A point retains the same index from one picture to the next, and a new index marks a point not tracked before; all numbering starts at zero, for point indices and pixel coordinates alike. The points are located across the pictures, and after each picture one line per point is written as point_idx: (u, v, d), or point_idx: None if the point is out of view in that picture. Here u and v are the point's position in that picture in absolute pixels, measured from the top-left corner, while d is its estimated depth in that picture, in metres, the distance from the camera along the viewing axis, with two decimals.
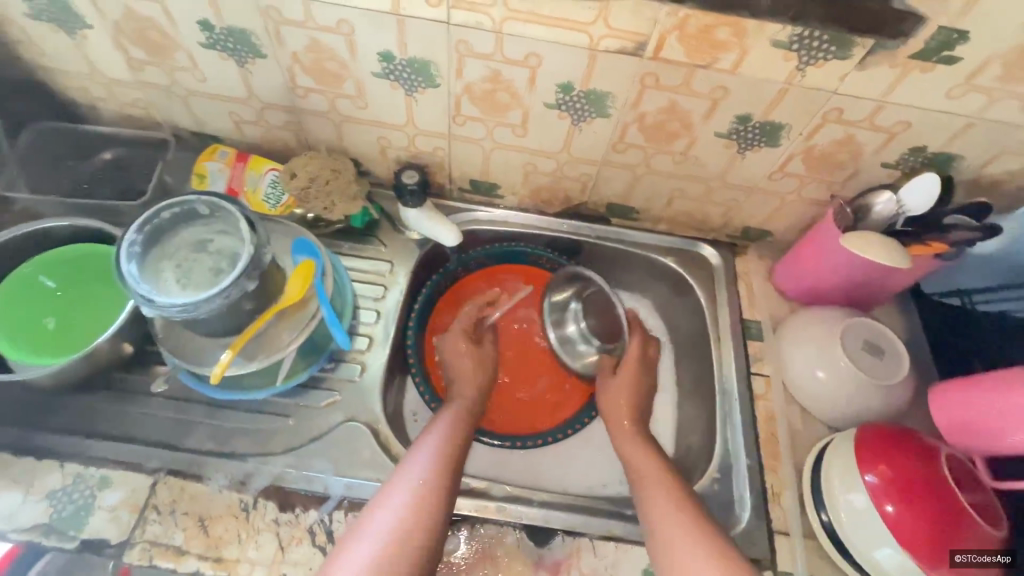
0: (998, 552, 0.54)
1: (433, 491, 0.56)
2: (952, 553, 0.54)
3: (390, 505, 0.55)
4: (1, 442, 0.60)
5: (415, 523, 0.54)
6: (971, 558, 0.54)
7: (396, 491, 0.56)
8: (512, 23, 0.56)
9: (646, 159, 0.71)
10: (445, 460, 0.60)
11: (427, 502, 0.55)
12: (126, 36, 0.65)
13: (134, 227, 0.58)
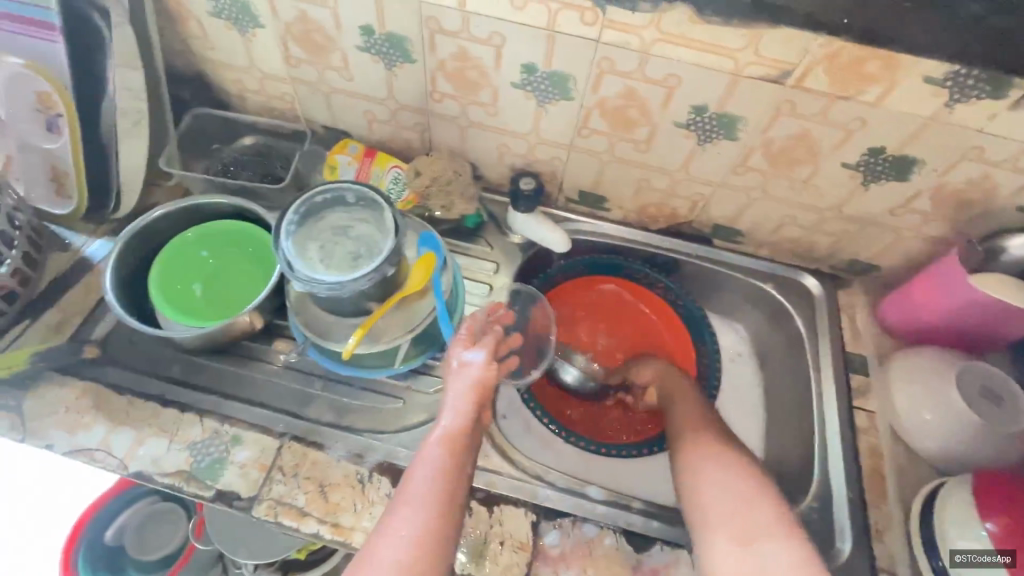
0: None
1: (434, 522, 0.51)
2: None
3: (393, 534, 0.50)
4: (150, 392, 0.66)
5: (423, 553, 0.49)
6: None
7: (399, 518, 0.51)
8: (660, 45, 0.59)
9: (764, 183, 0.72)
10: (446, 484, 0.54)
11: (428, 535, 0.50)
12: (292, 36, 0.72)
13: (292, 208, 0.64)
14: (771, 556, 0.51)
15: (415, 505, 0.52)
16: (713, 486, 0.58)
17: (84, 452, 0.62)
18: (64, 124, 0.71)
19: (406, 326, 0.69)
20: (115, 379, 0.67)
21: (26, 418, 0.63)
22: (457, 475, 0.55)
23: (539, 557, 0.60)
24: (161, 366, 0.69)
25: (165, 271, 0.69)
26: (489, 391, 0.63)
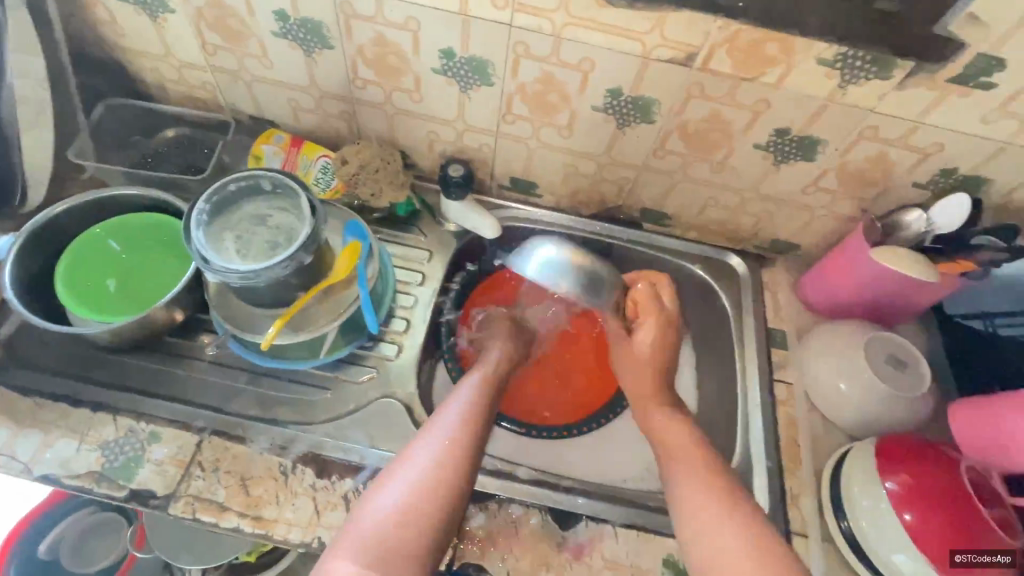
0: (999, 552, 0.55)
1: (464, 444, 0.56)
2: (951, 552, 0.56)
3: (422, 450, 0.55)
4: (60, 392, 0.64)
5: (445, 469, 0.54)
6: (972, 558, 0.55)
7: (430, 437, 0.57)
8: (571, 29, 0.60)
9: (685, 166, 0.74)
10: (475, 417, 0.60)
11: (455, 454, 0.55)
12: (205, 21, 0.69)
13: (203, 197, 0.62)
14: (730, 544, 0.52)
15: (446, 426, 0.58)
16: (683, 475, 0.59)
17: None
18: None
19: (331, 315, 0.68)
20: (23, 381, 0.64)
21: None
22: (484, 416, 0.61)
23: (465, 538, 0.60)
24: (72, 366, 0.67)
25: (74, 267, 0.66)
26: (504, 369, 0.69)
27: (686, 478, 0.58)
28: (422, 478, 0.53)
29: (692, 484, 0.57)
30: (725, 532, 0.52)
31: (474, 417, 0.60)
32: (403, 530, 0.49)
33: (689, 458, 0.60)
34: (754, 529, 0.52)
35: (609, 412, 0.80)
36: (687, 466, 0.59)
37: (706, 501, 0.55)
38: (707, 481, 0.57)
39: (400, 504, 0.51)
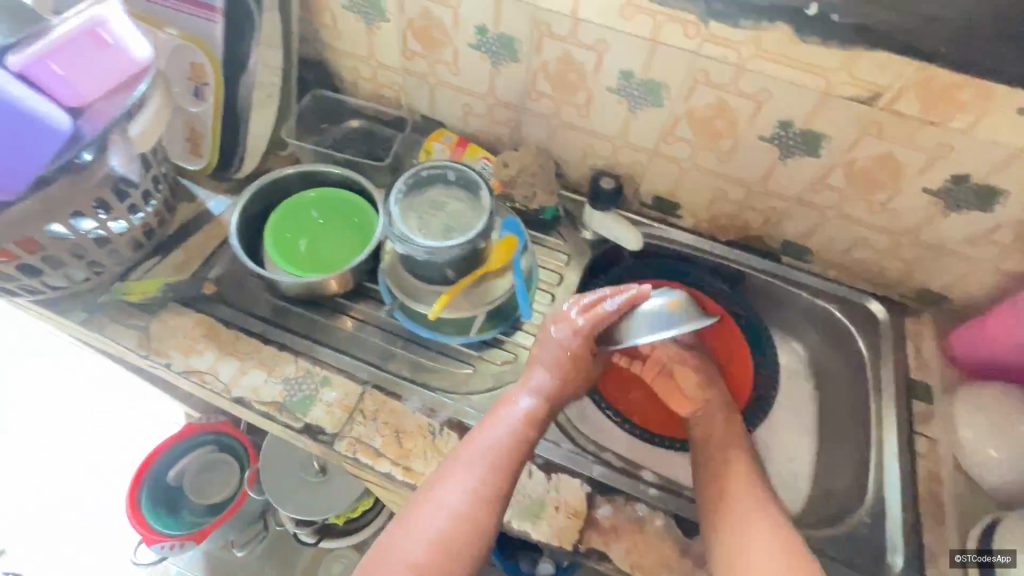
0: (998, 553, 0.61)
1: (488, 493, 0.57)
2: (951, 552, 0.65)
3: (453, 488, 0.56)
4: (254, 329, 0.75)
5: (468, 518, 0.55)
6: (970, 557, 0.63)
7: (459, 477, 0.57)
8: (756, 61, 0.63)
9: (841, 202, 0.74)
10: (523, 434, 0.61)
11: (480, 502, 0.56)
12: (412, 31, 0.80)
13: (402, 178, 0.72)
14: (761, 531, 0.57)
15: (473, 466, 0.58)
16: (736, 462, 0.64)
17: (196, 373, 0.70)
18: (209, 91, 0.82)
19: (484, 298, 0.74)
20: (225, 314, 0.75)
21: (152, 338, 0.72)
22: (533, 429, 0.62)
23: (591, 525, 0.63)
24: (263, 310, 0.78)
25: (278, 224, 0.77)
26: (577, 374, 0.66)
27: (735, 461, 0.64)
28: (467, 498, 0.56)
29: (748, 513, 0.58)
30: (782, 553, 0.55)
31: (507, 458, 0.59)
32: (450, 548, 0.54)
33: (740, 447, 0.66)
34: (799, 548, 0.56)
35: None
36: (749, 495, 0.60)
37: (756, 533, 0.57)
38: (767, 519, 0.58)
39: (445, 527, 0.54)
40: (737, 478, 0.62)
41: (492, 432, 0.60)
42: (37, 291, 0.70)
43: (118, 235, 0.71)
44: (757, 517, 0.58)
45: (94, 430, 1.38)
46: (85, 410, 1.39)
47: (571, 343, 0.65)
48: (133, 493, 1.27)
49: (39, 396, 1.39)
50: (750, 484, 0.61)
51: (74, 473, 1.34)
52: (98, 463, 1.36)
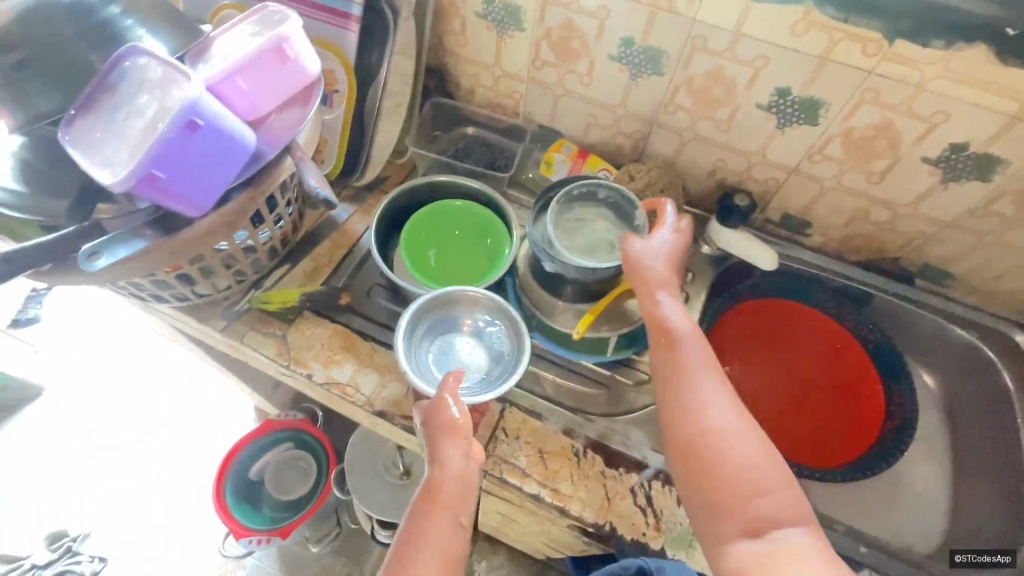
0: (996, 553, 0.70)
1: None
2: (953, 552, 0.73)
3: None
4: (388, 342, 0.74)
5: None
6: (972, 558, 0.71)
7: None
8: (940, 82, 0.60)
9: (1002, 229, 0.71)
10: (441, 528, 0.55)
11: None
12: (548, 41, 0.78)
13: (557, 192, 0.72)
14: (759, 481, 0.51)
15: None
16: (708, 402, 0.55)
17: (338, 385, 0.70)
18: (339, 98, 0.82)
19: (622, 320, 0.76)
20: (360, 324, 0.75)
21: (291, 347, 0.73)
22: (459, 514, 0.56)
23: None
24: (391, 320, 0.77)
25: (412, 234, 0.77)
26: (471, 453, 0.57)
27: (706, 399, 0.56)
28: None
29: (698, 383, 0.56)
30: (778, 473, 0.52)
31: (431, 558, 0.53)
32: None
33: (709, 378, 0.57)
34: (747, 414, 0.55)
35: (869, 467, 0.78)
36: (703, 363, 0.58)
37: (708, 400, 0.55)
38: (715, 384, 0.56)
39: None
40: (715, 391, 0.56)
41: (414, 535, 0.55)
42: (185, 297, 0.71)
43: (263, 244, 0.72)
44: (709, 388, 0.56)
45: (178, 421, 1.43)
46: (168, 401, 1.45)
47: (453, 427, 0.56)
48: (219, 482, 1.28)
49: (125, 386, 1.44)
50: (695, 347, 0.58)
51: (158, 463, 1.39)
52: (182, 454, 1.41)
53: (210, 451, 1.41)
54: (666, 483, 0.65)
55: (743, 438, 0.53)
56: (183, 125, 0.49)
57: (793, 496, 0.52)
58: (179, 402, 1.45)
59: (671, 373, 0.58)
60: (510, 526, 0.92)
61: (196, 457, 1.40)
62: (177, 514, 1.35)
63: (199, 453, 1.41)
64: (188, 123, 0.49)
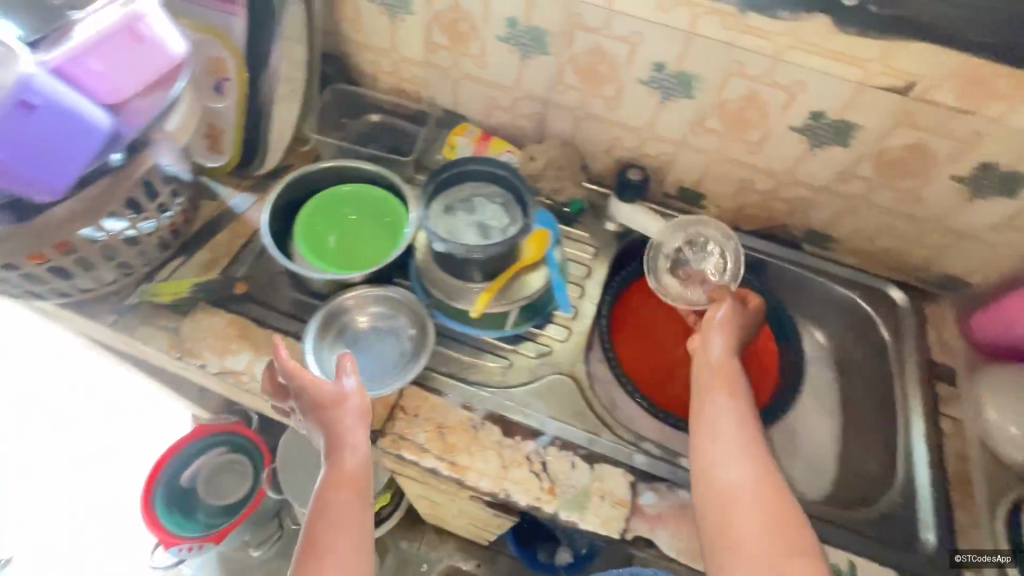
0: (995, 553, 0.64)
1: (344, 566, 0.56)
2: (952, 553, 0.65)
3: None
4: (289, 328, 0.73)
5: None
6: (971, 558, 0.65)
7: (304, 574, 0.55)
8: (793, 52, 0.64)
9: (868, 191, 0.76)
10: (351, 492, 0.58)
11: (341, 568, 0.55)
12: (439, 23, 0.79)
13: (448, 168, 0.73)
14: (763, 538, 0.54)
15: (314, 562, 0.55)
16: (732, 457, 0.59)
17: (233, 374, 0.69)
18: (231, 87, 0.80)
19: (521, 293, 0.75)
20: (257, 313, 0.74)
21: (185, 339, 0.71)
22: (356, 487, 0.59)
23: (636, 512, 0.64)
24: (291, 306, 0.76)
25: (308, 221, 0.77)
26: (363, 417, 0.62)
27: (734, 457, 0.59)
28: None
29: (731, 434, 0.61)
30: (791, 531, 0.55)
31: (350, 532, 0.57)
32: None
33: (742, 438, 0.61)
34: (770, 474, 0.58)
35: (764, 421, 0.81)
36: (739, 421, 0.62)
37: (740, 452, 0.60)
38: (747, 440, 0.61)
39: None
40: (741, 444, 0.60)
41: (326, 517, 0.57)
42: (66, 293, 0.69)
43: (146, 234, 0.69)
44: (741, 441, 0.60)
45: (101, 436, 1.35)
46: (90, 414, 1.37)
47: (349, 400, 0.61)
48: (148, 495, 1.25)
49: (47, 404, 1.35)
50: (738, 405, 0.63)
51: (81, 480, 1.32)
52: (107, 469, 1.33)
53: (138, 464, 1.34)
54: (561, 448, 0.68)
55: (763, 492, 0.57)
56: (17, 103, 0.48)
57: (806, 559, 0.53)
58: (102, 415, 1.37)
59: (707, 417, 0.63)
60: (437, 509, 0.92)
61: (123, 472, 1.33)
62: (104, 532, 1.28)
63: (126, 467, 1.33)
64: (23, 101, 0.48)
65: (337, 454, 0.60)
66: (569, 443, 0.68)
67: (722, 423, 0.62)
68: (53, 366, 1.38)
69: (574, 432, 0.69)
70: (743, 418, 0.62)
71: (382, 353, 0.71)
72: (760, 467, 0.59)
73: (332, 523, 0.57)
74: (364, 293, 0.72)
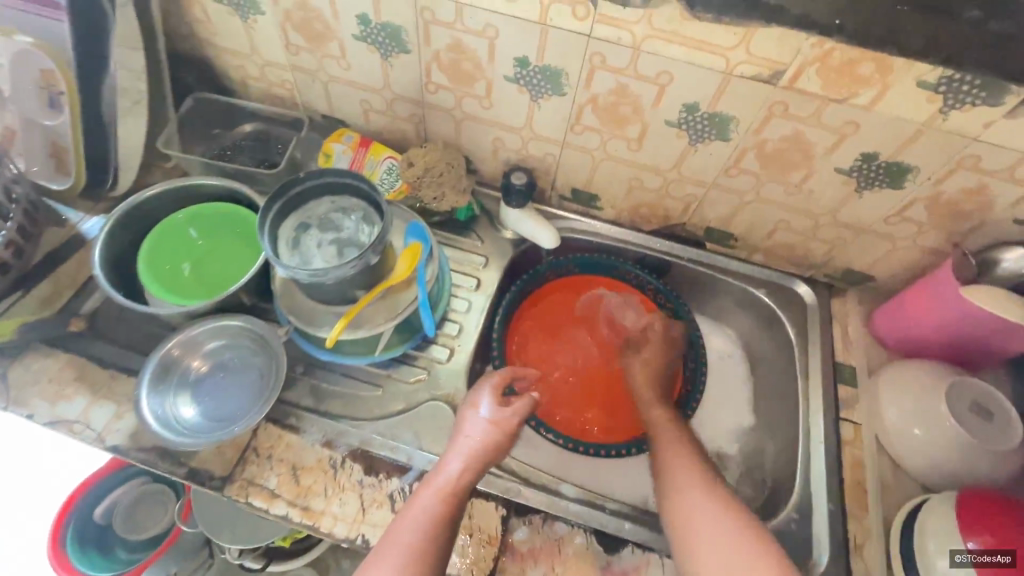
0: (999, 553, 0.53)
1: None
2: (951, 552, 0.56)
3: None
4: (133, 367, 0.67)
5: None
6: (971, 558, 0.54)
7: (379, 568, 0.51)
8: (651, 42, 0.59)
9: (756, 186, 0.71)
10: (452, 500, 0.56)
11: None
12: (291, 23, 0.72)
13: (298, 183, 0.66)
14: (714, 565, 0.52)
15: (390, 559, 0.51)
16: (679, 483, 0.60)
17: (64, 423, 0.63)
18: (65, 100, 0.73)
19: (387, 315, 0.68)
20: (99, 352, 0.68)
21: (12, 385, 0.64)
22: (456, 507, 0.56)
23: (506, 550, 0.59)
24: (140, 341, 0.70)
25: (154, 251, 0.70)
26: (502, 440, 0.60)
27: (684, 489, 0.59)
28: None
29: (685, 460, 0.62)
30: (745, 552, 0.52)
31: (437, 538, 0.53)
32: None
33: (690, 464, 0.61)
34: (732, 500, 0.57)
35: None
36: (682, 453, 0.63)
37: (694, 479, 0.59)
38: (698, 463, 0.62)
39: None
40: (687, 470, 0.61)
41: (408, 524, 0.54)
42: None
43: None
44: (691, 468, 0.61)
45: (1, 475, 1.25)
46: None
47: (500, 416, 0.61)
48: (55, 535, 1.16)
49: None
50: (679, 438, 0.66)
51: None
52: (13, 507, 1.24)
53: (41, 502, 1.24)
54: None
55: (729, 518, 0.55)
56: None
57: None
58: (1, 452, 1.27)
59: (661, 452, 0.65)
60: None
61: (29, 510, 1.24)
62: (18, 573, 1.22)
63: (31, 505, 1.24)
64: None
65: (476, 464, 0.58)
66: None
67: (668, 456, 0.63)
68: None
69: None
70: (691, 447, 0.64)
71: (234, 387, 0.65)
72: (715, 490, 0.58)
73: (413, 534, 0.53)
74: (199, 329, 0.65)
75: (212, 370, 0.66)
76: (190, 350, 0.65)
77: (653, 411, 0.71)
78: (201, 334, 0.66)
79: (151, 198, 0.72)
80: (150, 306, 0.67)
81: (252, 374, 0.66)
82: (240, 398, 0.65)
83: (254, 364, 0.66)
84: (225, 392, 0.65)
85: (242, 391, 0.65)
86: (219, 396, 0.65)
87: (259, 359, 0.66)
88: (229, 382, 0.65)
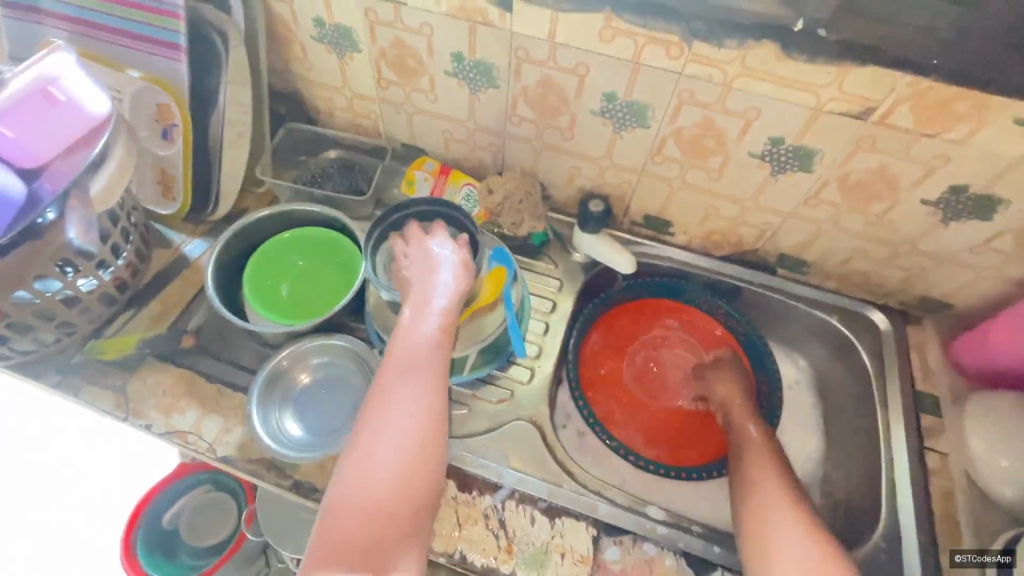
0: (998, 553, 0.63)
1: (428, 421, 0.52)
2: (952, 552, 0.65)
3: (393, 427, 0.51)
4: (238, 383, 0.71)
5: (420, 449, 0.51)
6: (970, 558, 0.64)
7: (392, 416, 0.51)
8: (743, 80, 0.61)
9: (836, 217, 0.72)
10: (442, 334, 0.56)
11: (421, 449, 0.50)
12: (385, 60, 0.76)
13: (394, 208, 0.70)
14: None
15: (405, 396, 0.52)
16: (764, 503, 0.59)
17: (179, 434, 0.67)
18: (178, 133, 0.78)
19: (476, 338, 0.71)
20: (206, 368, 0.72)
21: (131, 398, 0.69)
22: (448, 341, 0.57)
23: (599, 570, 0.61)
24: (243, 357, 0.74)
25: (257, 273, 0.74)
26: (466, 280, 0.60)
27: (767, 510, 0.58)
28: (410, 433, 0.51)
29: (772, 480, 0.62)
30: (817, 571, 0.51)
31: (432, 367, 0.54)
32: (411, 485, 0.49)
33: (777, 484, 0.61)
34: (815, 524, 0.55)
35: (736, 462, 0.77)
36: (766, 474, 0.63)
37: (782, 499, 0.59)
38: (786, 486, 0.61)
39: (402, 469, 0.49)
40: (769, 492, 0.60)
41: (398, 399, 0.52)
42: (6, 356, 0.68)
43: (88, 294, 0.68)
44: (779, 490, 0.60)
45: (62, 484, 1.26)
46: (47, 461, 1.27)
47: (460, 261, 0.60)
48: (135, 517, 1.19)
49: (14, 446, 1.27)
50: (768, 460, 0.65)
51: (25, 517, 1.24)
52: (41, 494, 1.25)
53: (100, 512, 1.25)
54: (520, 502, 0.65)
55: (815, 541, 0.53)
56: None
57: None
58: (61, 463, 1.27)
59: (746, 472, 0.64)
60: None
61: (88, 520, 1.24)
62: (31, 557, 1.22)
63: (74, 506, 1.25)
64: None
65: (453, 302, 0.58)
66: (529, 496, 0.65)
67: (745, 478, 0.64)
68: (23, 407, 1.30)
69: (534, 484, 0.67)
70: (778, 467, 0.64)
71: (332, 404, 0.69)
72: (804, 514, 0.56)
73: (406, 406, 0.52)
74: (302, 347, 0.70)
75: (313, 385, 0.70)
76: (295, 364, 0.70)
77: (740, 434, 0.71)
78: (307, 349, 0.70)
79: (254, 223, 0.77)
80: (252, 325, 0.71)
81: (349, 393, 0.70)
82: (338, 415, 0.68)
83: (351, 384, 0.70)
84: (324, 407, 0.69)
85: (340, 409, 0.69)
86: (319, 411, 0.69)
87: (356, 380, 0.70)
88: (327, 399, 0.69)
